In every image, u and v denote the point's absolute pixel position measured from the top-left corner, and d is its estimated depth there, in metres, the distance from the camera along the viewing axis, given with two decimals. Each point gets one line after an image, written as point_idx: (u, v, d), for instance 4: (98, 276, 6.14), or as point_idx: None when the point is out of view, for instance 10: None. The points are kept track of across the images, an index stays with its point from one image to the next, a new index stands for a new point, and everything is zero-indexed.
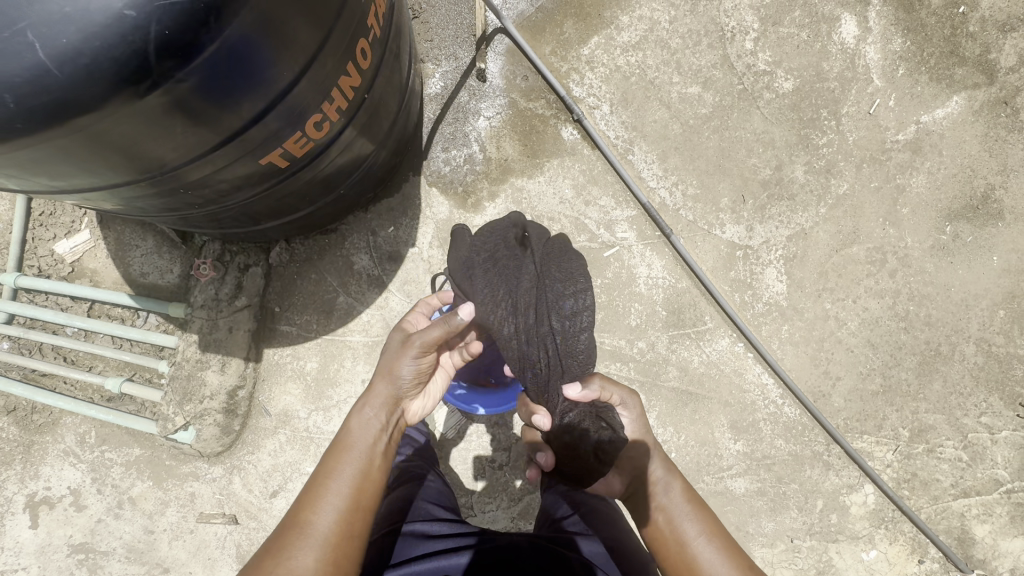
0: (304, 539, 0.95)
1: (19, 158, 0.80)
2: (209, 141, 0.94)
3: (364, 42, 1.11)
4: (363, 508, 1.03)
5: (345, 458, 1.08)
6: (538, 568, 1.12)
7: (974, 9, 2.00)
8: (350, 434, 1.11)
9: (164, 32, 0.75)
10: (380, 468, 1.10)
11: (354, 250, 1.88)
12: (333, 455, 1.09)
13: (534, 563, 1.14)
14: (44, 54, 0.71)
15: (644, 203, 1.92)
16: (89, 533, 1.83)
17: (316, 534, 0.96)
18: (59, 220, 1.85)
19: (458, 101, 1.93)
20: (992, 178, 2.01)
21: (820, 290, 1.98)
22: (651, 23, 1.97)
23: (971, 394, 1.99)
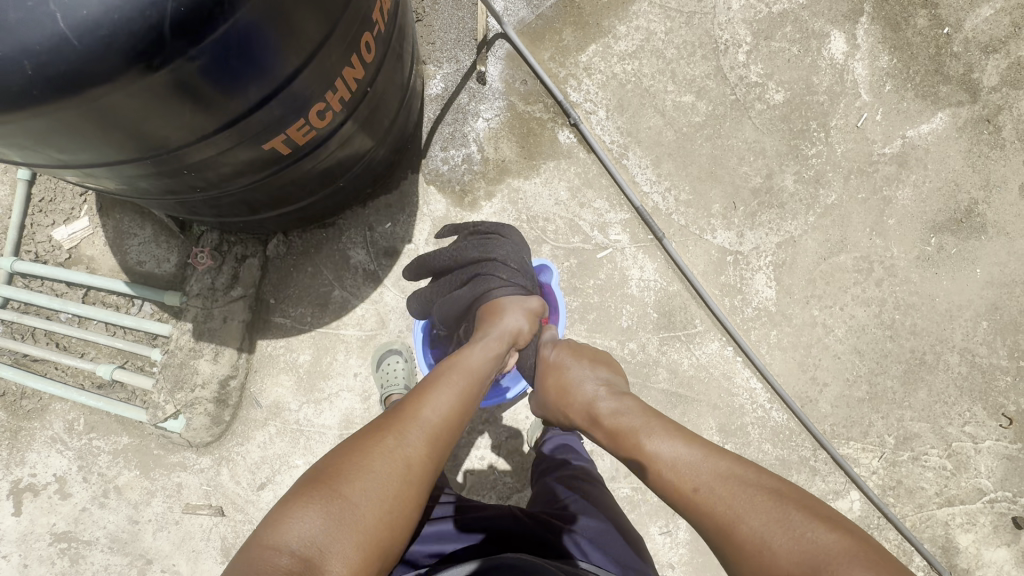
0: (414, 425, 0.98)
1: (29, 127, 0.82)
2: (215, 122, 0.97)
3: (368, 36, 1.15)
4: (456, 427, 1.05)
5: (458, 375, 1.13)
6: (534, 544, 1.14)
7: (957, 30, 2.07)
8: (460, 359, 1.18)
9: (180, 9, 0.78)
10: (474, 399, 1.12)
11: (351, 244, 1.91)
12: (442, 370, 1.14)
13: (531, 539, 1.15)
14: (64, 25, 0.74)
15: (637, 207, 1.96)
16: (73, 521, 1.81)
17: (423, 426, 0.99)
18: (58, 206, 1.86)
19: (458, 102, 1.97)
20: (976, 193, 2.06)
21: (808, 297, 2.02)
22: (648, 33, 2.03)
23: (956, 403, 2.02)
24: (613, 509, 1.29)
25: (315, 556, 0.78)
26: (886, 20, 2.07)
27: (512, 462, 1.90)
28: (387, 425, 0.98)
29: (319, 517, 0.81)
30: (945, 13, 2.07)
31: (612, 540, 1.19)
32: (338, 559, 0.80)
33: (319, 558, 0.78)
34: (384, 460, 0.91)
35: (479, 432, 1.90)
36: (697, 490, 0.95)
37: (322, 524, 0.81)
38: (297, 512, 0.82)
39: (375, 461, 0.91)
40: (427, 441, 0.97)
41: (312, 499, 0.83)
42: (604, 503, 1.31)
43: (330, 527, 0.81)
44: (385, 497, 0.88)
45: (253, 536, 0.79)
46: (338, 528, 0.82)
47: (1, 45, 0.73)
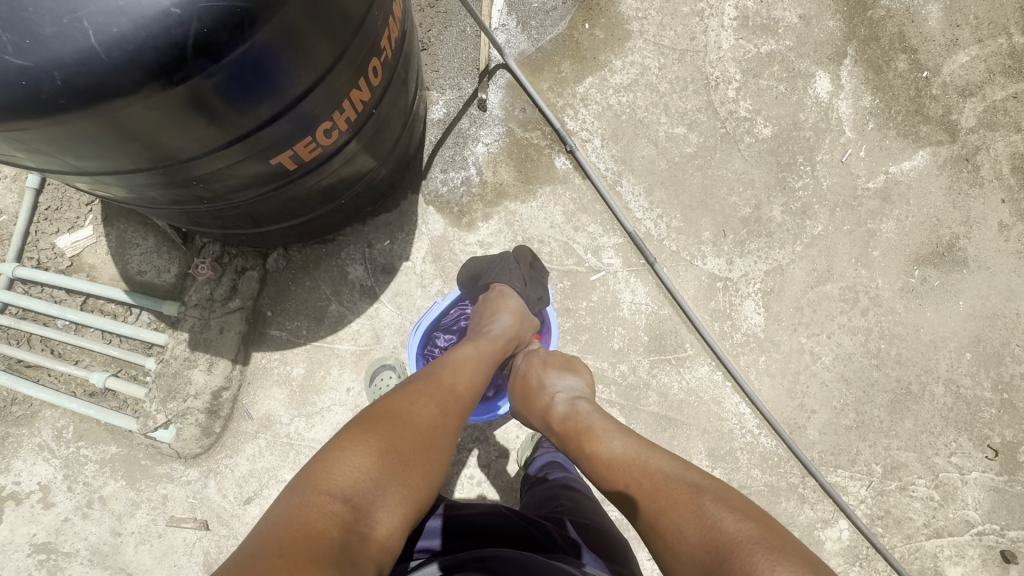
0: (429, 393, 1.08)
1: (51, 133, 0.87)
2: (226, 136, 1.02)
3: (376, 61, 1.22)
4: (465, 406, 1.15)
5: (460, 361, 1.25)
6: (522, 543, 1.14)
7: (936, 74, 2.18)
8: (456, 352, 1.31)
9: (203, 30, 0.83)
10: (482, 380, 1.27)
11: (349, 260, 1.95)
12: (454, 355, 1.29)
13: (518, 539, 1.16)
14: (95, 40, 0.79)
15: (630, 232, 2.02)
16: (54, 532, 1.79)
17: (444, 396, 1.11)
18: (63, 215, 1.90)
19: (459, 127, 2.05)
20: (956, 228, 2.14)
21: (796, 324, 2.06)
22: (642, 68, 2.13)
23: (941, 433, 2.05)
24: (598, 513, 1.33)
25: (371, 492, 0.84)
26: (868, 62, 2.18)
27: (501, 481, 1.90)
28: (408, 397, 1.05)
29: (362, 466, 0.86)
30: (924, 58, 2.19)
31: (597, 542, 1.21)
32: (386, 504, 0.85)
33: (370, 507, 0.83)
34: (419, 423, 1.00)
35: (470, 451, 1.91)
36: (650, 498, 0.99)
37: (373, 466, 0.87)
38: (347, 458, 0.86)
39: (399, 421, 0.98)
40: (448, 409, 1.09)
41: (362, 445, 0.89)
42: (590, 508, 1.34)
43: (379, 472, 0.87)
44: (415, 454, 0.95)
45: (301, 480, 0.82)
46: (382, 481, 0.87)
47: (35, 56, 0.78)
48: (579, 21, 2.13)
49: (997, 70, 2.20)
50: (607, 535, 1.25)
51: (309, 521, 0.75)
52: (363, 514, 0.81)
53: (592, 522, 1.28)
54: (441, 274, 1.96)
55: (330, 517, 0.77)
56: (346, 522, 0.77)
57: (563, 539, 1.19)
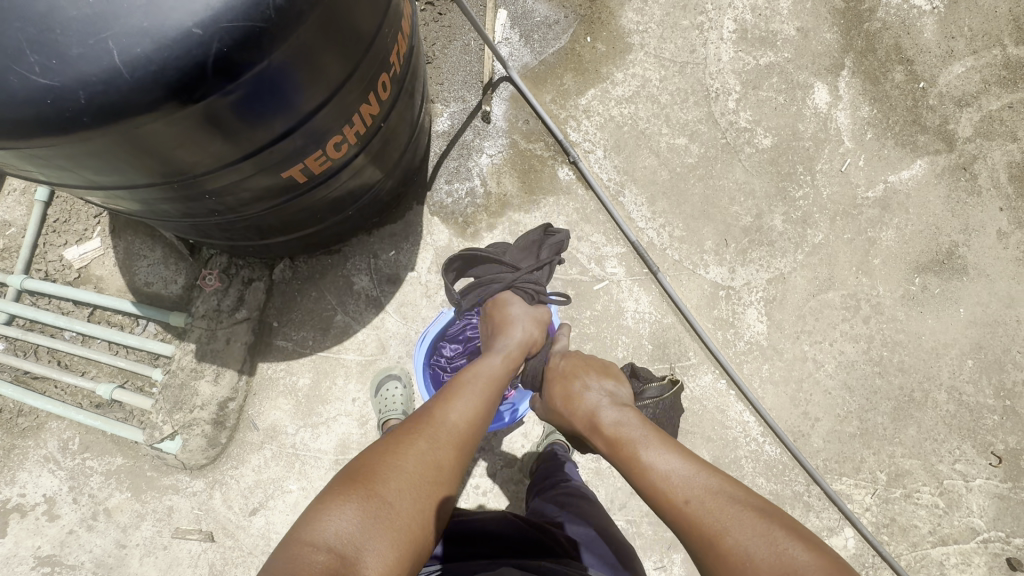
0: (436, 430, 1.10)
1: (72, 150, 0.89)
2: (240, 151, 1.04)
3: (385, 77, 1.25)
4: (476, 429, 1.17)
5: (475, 377, 1.29)
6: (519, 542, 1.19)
7: (932, 85, 2.22)
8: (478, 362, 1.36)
9: (223, 49, 0.85)
10: (496, 398, 1.28)
11: (355, 271, 1.96)
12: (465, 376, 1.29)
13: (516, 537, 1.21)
14: (119, 59, 0.81)
15: (633, 241, 2.04)
16: (58, 544, 1.78)
17: (446, 428, 1.11)
18: (72, 227, 1.92)
19: (463, 139, 2.07)
20: (956, 236, 2.16)
21: (798, 332, 2.07)
22: (643, 80, 2.17)
23: (945, 440, 2.05)
24: (603, 518, 1.34)
25: (353, 552, 0.86)
26: (865, 73, 2.21)
27: (506, 491, 1.90)
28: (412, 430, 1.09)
29: (354, 517, 0.90)
30: (921, 69, 2.22)
31: (603, 549, 1.22)
32: (373, 558, 0.88)
33: (358, 555, 0.86)
34: (418, 464, 1.02)
35: (475, 461, 1.92)
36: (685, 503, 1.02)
37: (359, 520, 0.90)
38: (333, 512, 0.90)
39: (388, 484, 0.97)
40: (452, 444, 1.09)
41: (347, 499, 0.93)
42: (595, 515, 1.34)
43: (368, 524, 0.91)
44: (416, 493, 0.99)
45: (290, 537, 0.86)
46: (375, 523, 0.91)
47: (60, 76, 0.80)
48: (581, 35, 2.17)
49: (993, 80, 2.23)
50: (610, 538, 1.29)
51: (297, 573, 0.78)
52: (347, 567, 0.84)
53: (597, 528, 1.29)
54: None
55: (316, 567, 0.81)
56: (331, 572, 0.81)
57: (567, 544, 1.21)
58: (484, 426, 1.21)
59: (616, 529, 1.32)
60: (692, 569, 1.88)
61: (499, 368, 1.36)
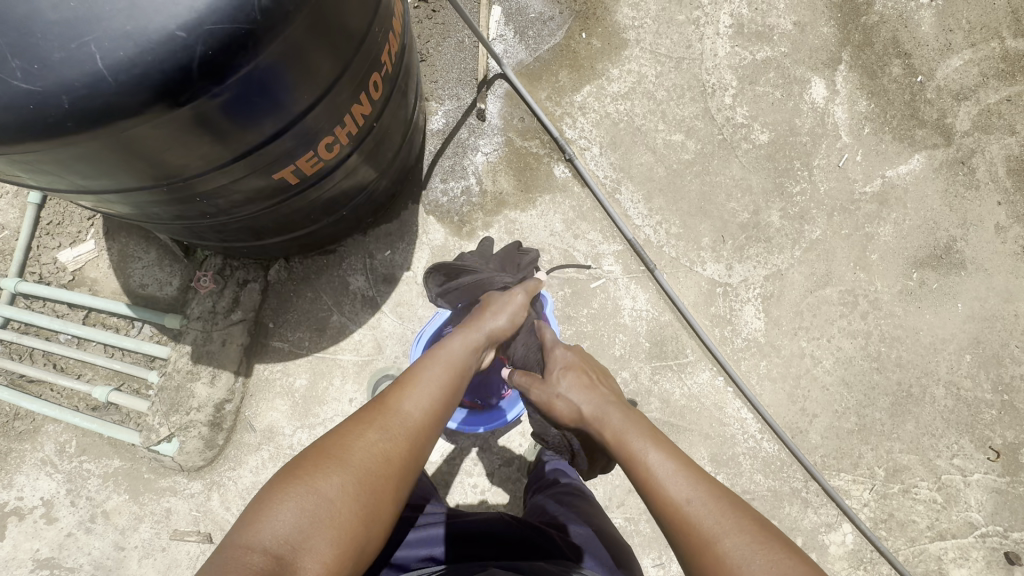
0: (389, 421, 1.03)
1: (59, 155, 0.88)
2: (230, 153, 1.03)
3: (377, 76, 1.24)
4: (436, 420, 1.11)
5: (438, 365, 1.23)
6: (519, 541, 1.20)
7: (930, 79, 2.20)
8: (444, 346, 1.31)
9: (208, 52, 0.84)
10: (457, 389, 1.22)
11: (351, 271, 1.95)
12: (425, 363, 1.23)
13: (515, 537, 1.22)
14: (102, 64, 0.80)
15: (630, 239, 2.03)
16: (57, 547, 1.78)
17: (401, 421, 1.05)
18: (65, 229, 1.91)
19: (458, 137, 2.06)
20: (954, 231, 2.15)
21: (796, 328, 2.07)
22: (639, 76, 2.15)
23: (943, 435, 2.05)
24: (600, 519, 1.34)
25: (290, 554, 0.79)
26: (863, 68, 2.20)
27: (504, 490, 1.90)
28: (362, 423, 1.02)
29: (294, 516, 0.83)
30: (918, 63, 2.21)
31: (598, 548, 1.22)
32: (313, 561, 0.81)
33: (296, 559, 0.79)
34: (365, 458, 0.95)
35: (473, 460, 1.92)
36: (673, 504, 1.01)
37: (301, 519, 0.83)
38: (273, 510, 0.83)
39: (335, 478, 0.90)
40: (405, 435, 1.03)
41: (289, 496, 0.85)
42: (591, 514, 1.35)
43: (308, 523, 0.83)
44: (365, 487, 0.92)
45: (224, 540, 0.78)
46: (321, 523, 0.84)
47: (42, 81, 0.79)
48: (576, 31, 2.15)
49: (991, 73, 2.22)
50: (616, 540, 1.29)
51: None
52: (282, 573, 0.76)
53: (594, 527, 1.30)
54: None
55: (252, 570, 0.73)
56: None
57: (567, 543, 1.21)
58: (447, 415, 1.15)
59: (611, 527, 1.32)
60: None
61: (465, 356, 1.30)
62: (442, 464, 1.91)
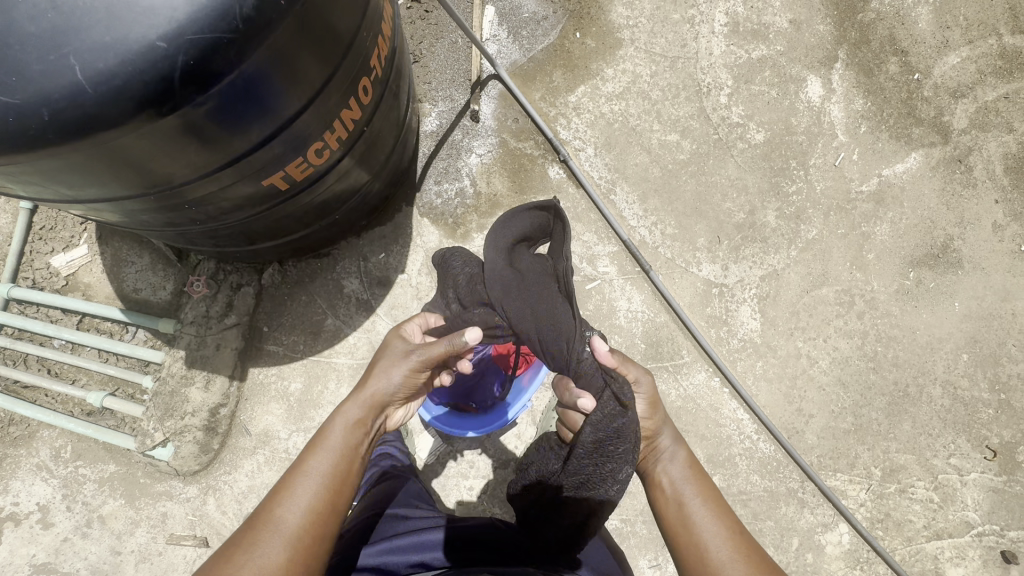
0: (269, 534, 0.98)
1: (42, 166, 0.87)
2: (217, 161, 1.02)
3: (366, 80, 1.23)
4: (326, 519, 1.03)
5: (320, 454, 1.10)
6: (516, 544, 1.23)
7: (927, 76, 2.19)
8: (330, 430, 1.14)
9: (190, 61, 0.83)
10: (353, 466, 1.12)
11: (345, 274, 1.95)
12: (313, 444, 1.12)
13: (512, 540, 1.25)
14: (82, 75, 0.79)
15: (625, 240, 2.02)
16: (54, 552, 1.78)
17: (280, 532, 0.98)
18: (58, 234, 1.90)
19: (452, 138, 2.05)
20: (951, 230, 2.14)
21: (792, 329, 2.06)
22: (634, 76, 2.14)
23: (940, 435, 2.05)
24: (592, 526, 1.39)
25: None
26: (859, 66, 2.18)
27: (500, 493, 1.90)
28: (240, 542, 0.97)
29: None
30: (915, 60, 2.19)
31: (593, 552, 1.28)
32: None
33: None
34: None
35: (468, 463, 1.91)
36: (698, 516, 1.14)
37: None
38: None
39: None
40: (287, 543, 0.98)
41: None
42: None
43: None
44: None
45: None
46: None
47: (21, 93, 0.79)
48: (570, 31, 2.14)
49: (988, 71, 2.20)
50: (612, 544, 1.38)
51: None
52: None
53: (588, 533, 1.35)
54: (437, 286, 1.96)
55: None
56: None
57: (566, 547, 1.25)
58: (342, 507, 1.07)
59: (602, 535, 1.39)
60: None
61: (356, 434, 1.16)
62: (437, 466, 1.90)
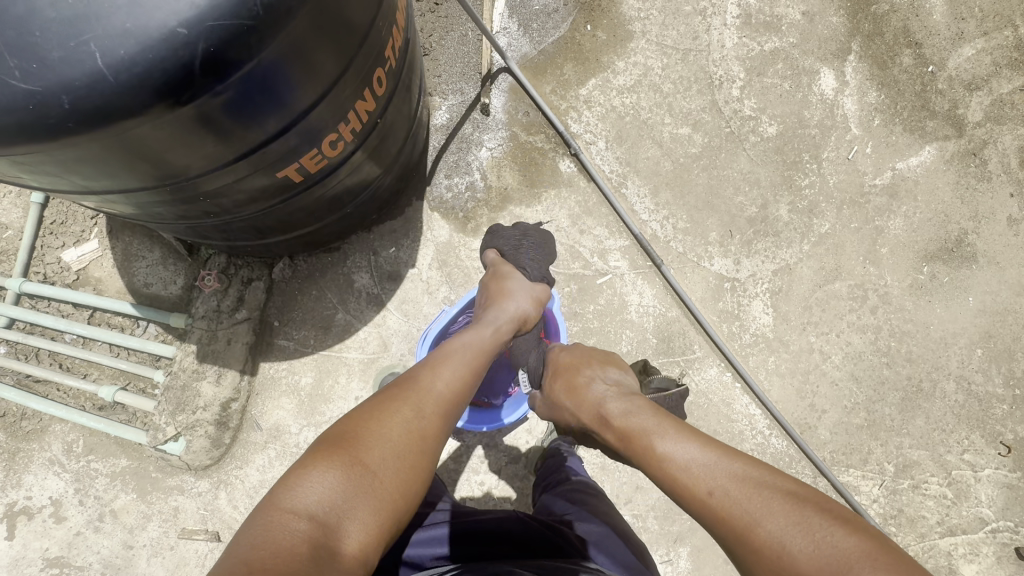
0: (419, 392, 1.09)
1: (60, 157, 0.87)
2: (233, 152, 1.01)
3: (381, 71, 1.22)
4: (460, 400, 1.16)
5: (459, 351, 1.25)
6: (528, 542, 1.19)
7: (941, 69, 2.17)
8: (465, 338, 1.31)
9: (210, 49, 0.82)
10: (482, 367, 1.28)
11: (355, 269, 1.94)
12: (448, 345, 1.27)
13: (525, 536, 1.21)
14: (102, 63, 0.78)
15: (636, 234, 2.01)
16: (66, 546, 1.79)
17: (430, 395, 1.09)
18: (69, 229, 1.90)
19: (463, 132, 2.04)
20: (965, 224, 2.12)
21: (805, 324, 2.05)
22: (645, 69, 2.12)
23: (954, 430, 2.03)
24: (613, 516, 1.32)
25: (336, 513, 0.84)
26: (872, 58, 2.16)
27: (511, 488, 1.90)
28: (395, 395, 1.06)
29: (339, 478, 0.88)
30: (930, 52, 2.17)
31: (614, 543, 1.20)
32: (354, 527, 0.85)
33: (338, 523, 0.83)
34: (400, 426, 1.00)
35: (479, 458, 1.91)
36: (713, 493, 0.94)
37: (340, 482, 0.87)
38: (316, 473, 0.87)
39: (385, 431, 0.98)
40: (435, 404, 1.09)
41: (328, 464, 0.89)
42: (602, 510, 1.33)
43: (348, 487, 0.88)
44: (412, 443, 0.99)
45: (264, 503, 0.82)
46: (351, 500, 0.86)
47: (42, 81, 0.78)
48: (581, 23, 2.12)
49: (1003, 63, 2.18)
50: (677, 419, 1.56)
51: (273, 542, 0.75)
52: (326, 536, 0.80)
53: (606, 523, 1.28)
54: (447, 280, 1.96)
55: (296, 535, 0.77)
56: (312, 540, 0.78)
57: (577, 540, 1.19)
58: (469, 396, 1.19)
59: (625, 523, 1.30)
60: (699, 561, 1.88)
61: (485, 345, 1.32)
62: (448, 461, 1.90)
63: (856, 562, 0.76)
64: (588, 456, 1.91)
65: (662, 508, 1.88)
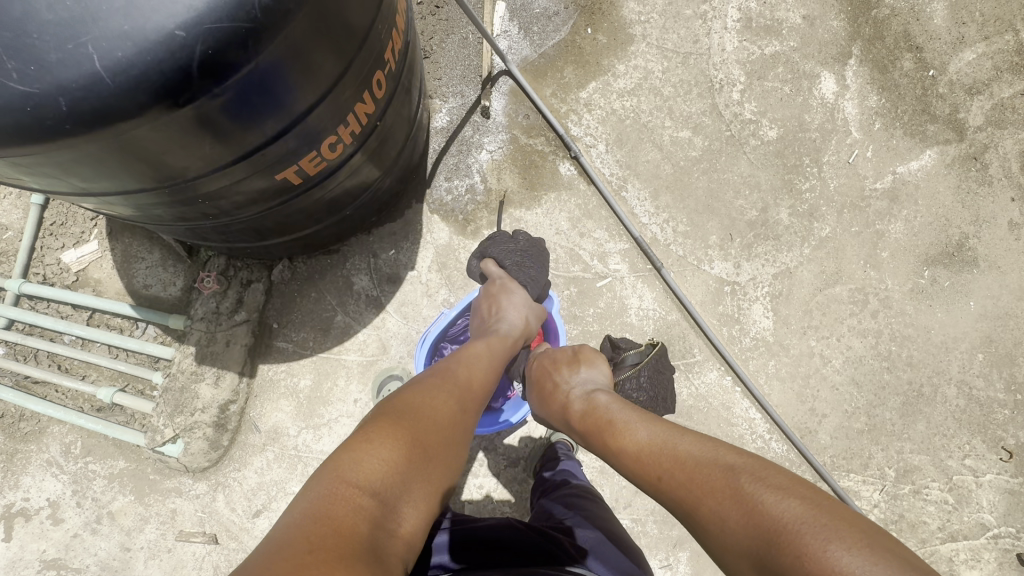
0: (454, 383, 1.11)
1: (58, 158, 0.87)
2: (231, 154, 1.01)
3: (380, 74, 1.22)
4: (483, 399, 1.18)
5: (480, 355, 1.30)
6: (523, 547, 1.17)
7: (942, 73, 2.16)
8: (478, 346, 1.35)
9: (208, 51, 0.82)
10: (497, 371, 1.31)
11: (354, 271, 1.94)
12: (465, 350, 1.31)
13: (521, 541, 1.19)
14: (100, 65, 0.78)
15: (636, 237, 2.00)
16: (63, 548, 1.78)
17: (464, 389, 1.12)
18: (69, 230, 1.90)
19: (463, 134, 2.04)
20: (966, 228, 2.11)
21: (805, 328, 2.04)
22: (645, 72, 2.12)
23: (955, 435, 2.02)
24: (611, 523, 1.31)
25: (399, 482, 0.81)
26: (873, 61, 2.16)
27: (510, 491, 1.89)
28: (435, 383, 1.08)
29: (398, 450, 0.85)
30: (930, 56, 2.17)
31: (610, 552, 1.19)
32: (410, 506, 0.81)
33: (396, 502, 0.79)
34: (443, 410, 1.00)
35: (478, 461, 1.90)
36: (664, 475, 0.95)
37: (400, 455, 0.85)
38: (376, 446, 0.84)
39: (433, 412, 0.98)
40: (468, 397, 1.11)
41: (388, 439, 0.86)
42: (600, 517, 1.33)
43: (408, 462, 0.85)
44: (455, 426, 1.00)
45: (327, 471, 0.78)
46: (407, 477, 0.83)
47: (39, 83, 0.78)
48: (581, 26, 2.12)
49: (1004, 67, 2.18)
50: (656, 389, 1.57)
51: (341, 513, 0.71)
52: (388, 513, 0.77)
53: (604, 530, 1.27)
54: (447, 283, 1.96)
55: (361, 512, 0.73)
56: (375, 519, 0.74)
57: (574, 549, 1.18)
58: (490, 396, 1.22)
59: (622, 530, 1.30)
60: (698, 566, 1.87)
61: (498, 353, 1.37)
62: None
63: (787, 526, 0.74)
64: (587, 460, 1.91)
65: (662, 513, 1.87)
